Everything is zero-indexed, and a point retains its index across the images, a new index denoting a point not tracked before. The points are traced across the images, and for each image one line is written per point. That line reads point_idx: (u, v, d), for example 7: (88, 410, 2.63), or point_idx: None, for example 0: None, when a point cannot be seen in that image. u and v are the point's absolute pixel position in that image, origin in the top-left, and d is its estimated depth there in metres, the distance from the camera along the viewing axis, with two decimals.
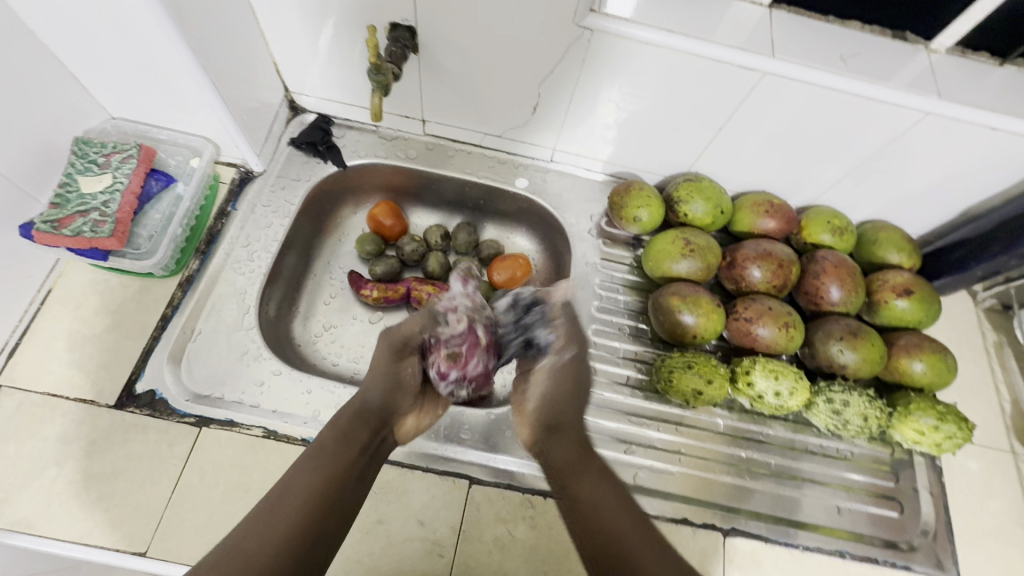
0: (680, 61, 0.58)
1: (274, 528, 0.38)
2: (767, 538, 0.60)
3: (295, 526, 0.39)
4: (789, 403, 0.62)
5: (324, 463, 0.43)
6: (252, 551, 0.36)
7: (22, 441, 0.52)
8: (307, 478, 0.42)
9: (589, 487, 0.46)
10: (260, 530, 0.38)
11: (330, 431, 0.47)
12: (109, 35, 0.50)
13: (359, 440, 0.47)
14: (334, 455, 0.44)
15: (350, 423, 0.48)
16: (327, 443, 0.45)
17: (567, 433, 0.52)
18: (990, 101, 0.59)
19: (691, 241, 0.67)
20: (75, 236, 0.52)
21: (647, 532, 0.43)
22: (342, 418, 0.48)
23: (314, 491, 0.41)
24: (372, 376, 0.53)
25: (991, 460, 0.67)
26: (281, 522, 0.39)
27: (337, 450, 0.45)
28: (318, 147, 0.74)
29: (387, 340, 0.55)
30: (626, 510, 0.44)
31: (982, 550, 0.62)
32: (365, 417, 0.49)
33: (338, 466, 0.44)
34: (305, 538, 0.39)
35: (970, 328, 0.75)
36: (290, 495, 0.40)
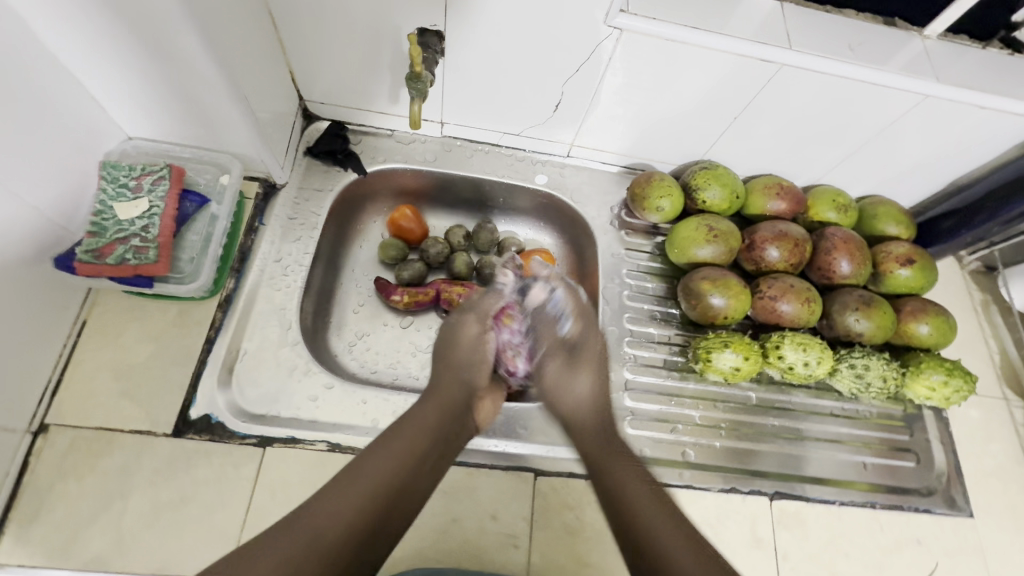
0: (700, 56, 0.61)
1: (328, 523, 0.41)
2: (806, 496, 0.65)
3: (350, 521, 0.42)
4: (816, 372, 0.67)
5: (398, 451, 0.48)
6: (310, 552, 0.40)
7: (84, 476, 0.51)
8: (381, 467, 0.46)
9: (622, 486, 0.50)
10: (315, 526, 0.41)
11: (409, 419, 0.51)
12: (139, 55, 0.49)
13: (432, 428, 0.51)
14: (407, 443, 0.49)
15: (425, 412, 0.52)
16: (406, 428, 0.50)
17: (592, 431, 0.57)
18: (982, 82, 0.63)
19: (714, 226, 0.70)
20: (119, 263, 0.52)
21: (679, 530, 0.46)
22: (419, 406, 0.53)
23: (385, 481, 0.45)
24: (451, 366, 0.59)
25: (988, 408, 0.74)
26: (336, 518, 0.42)
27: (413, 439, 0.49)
28: (337, 156, 0.73)
29: (468, 316, 0.64)
30: (657, 508, 0.48)
31: (988, 488, 0.69)
32: (439, 405, 0.53)
33: (411, 455, 0.48)
34: (362, 531, 0.42)
35: (960, 290, 0.82)
36: (358, 486, 0.44)
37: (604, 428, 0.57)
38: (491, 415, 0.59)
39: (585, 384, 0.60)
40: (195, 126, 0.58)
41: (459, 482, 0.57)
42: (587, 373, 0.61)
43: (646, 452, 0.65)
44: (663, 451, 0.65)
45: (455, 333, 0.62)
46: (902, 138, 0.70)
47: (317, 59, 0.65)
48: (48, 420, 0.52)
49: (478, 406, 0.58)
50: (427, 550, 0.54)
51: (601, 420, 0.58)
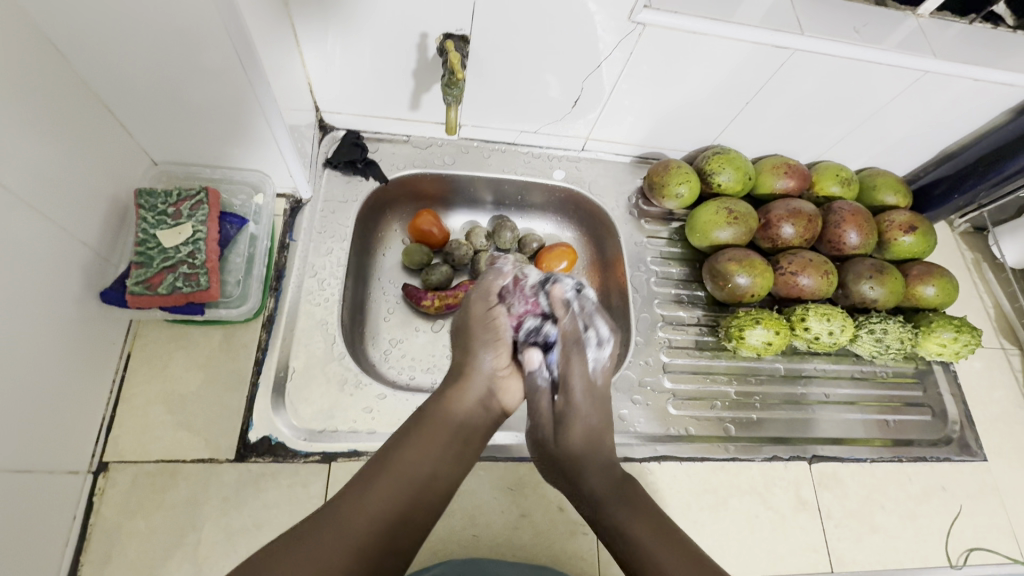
0: (716, 45, 0.62)
1: (353, 522, 0.39)
2: (841, 457, 0.69)
3: (373, 520, 0.39)
4: (840, 340, 0.71)
5: (421, 445, 0.44)
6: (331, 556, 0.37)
7: (152, 513, 0.51)
8: (404, 462, 0.43)
9: (627, 519, 0.45)
10: (340, 524, 0.39)
11: (429, 410, 0.48)
12: (178, 74, 0.49)
13: (453, 419, 0.47)
14: (428, 435, 0.45)
15: (445, 401, 0.49)
16: (426, 419, 0.47)
17: (592, 473, 0.49)
18: (974, 54, 0.67)
19: (733, 209, 0.73)
20: (173, 293, 0.54)
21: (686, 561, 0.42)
22: (438, 395, 0.49)
23: (408, 477, 0.42)
24: (469, 349, 0.53)
25: (989, 358, 0.80)
26: (362, 517, 0.39)
27: (437, 430, 0.46)
28: (357, 164, 0.73)
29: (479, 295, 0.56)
30: (666, 543, 0.43)
31: (998, 432, 0.75)
32: (460, 393, 0.49)
33: (433, 449, 0.44)
34: (384, 533, 0.39)
35: (953, 252, 0.88)
36: (383, 481, 0.41)
37: (605, 473, 0.49)
38: (517, 396, 0.54)
39: (577, 442, 0.50)
40: (224, 143, 0.59)
41: (522, 477, 0.59)
42: (583, 424, 0.51)
43: (690, 430, 0.67)
44: (705, 428, 0.68)
45: (468, 316, 0.55)
46: (898, 113, 0.74)
47: (335, 69, 0.65)
48: (107, 459, 0.52)
49: (504, 389, 0.53)
50: (500, 546, 0.56)
51: (601, 466, 0.49)
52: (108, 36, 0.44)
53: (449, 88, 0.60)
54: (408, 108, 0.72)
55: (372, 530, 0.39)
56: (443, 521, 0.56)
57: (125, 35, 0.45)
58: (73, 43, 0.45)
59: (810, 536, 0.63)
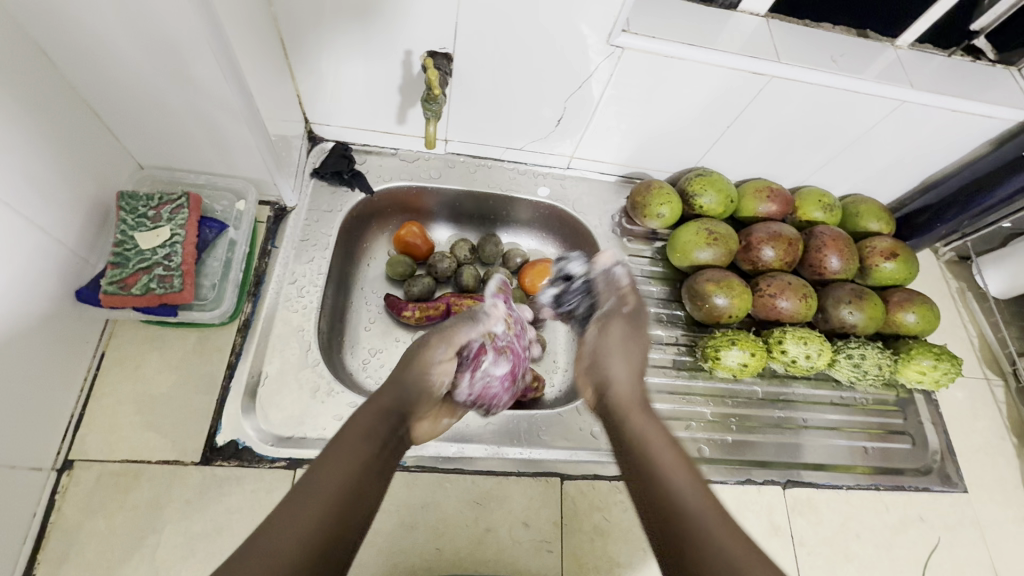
0: (693, 69, 0.64)
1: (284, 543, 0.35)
2: (817, 483, 0.68)
3: (306, 542, 0.35)
4: (817, 364, 0.70)
5: (350, 455, 0.41)
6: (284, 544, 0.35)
7: (113, 513, 0.51)
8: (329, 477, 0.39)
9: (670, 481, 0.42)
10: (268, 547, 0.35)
11: (347, 426, 0.43)
12: (164, 82, 0.51)
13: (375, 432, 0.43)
14: (350, 450, 0.41)
15: (365, 415, 0.45)
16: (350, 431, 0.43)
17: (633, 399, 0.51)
18: (952, 87, 0.68)
19: (713, 230, 0.73)
20: (146, 294, 0.54)
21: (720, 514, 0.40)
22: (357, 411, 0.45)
23: (331, 498, 0.38)
24: (399, 379, 0.49)
25: (972, 388, 0.79)
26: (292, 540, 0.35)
27: (355, 440, 0.42)
28: (344, 175, 0.74)
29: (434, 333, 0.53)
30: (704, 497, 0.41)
31: (980, 463, 0.74)
32: (380, 409, 0.45)
33: (357, 472, 0.40)
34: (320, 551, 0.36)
35: (937, 279, 0.88)
36: (306, 501, 0.37)
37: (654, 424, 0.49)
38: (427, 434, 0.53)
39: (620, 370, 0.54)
40: (209, 150, 0.60)
41: (489, 491, 0.58)
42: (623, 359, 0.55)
43: None
44: None
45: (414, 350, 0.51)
46: (879, 142, 0.75)
47: (324, 83, 0.67)
48: (72, 457, 0.52)
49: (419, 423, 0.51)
50: (462, 560, 0.56)
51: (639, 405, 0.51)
52: (95, 42, 0.46)
53: (428, 102, 0.62)
54: (396, 122, 0.74)
55: (310, 535, 0.36)
56: (406, 533, 0.55)
57: (114, 45, 0.46)
58: (62, 50, 0.46)
59: (782, 563, 0.62)
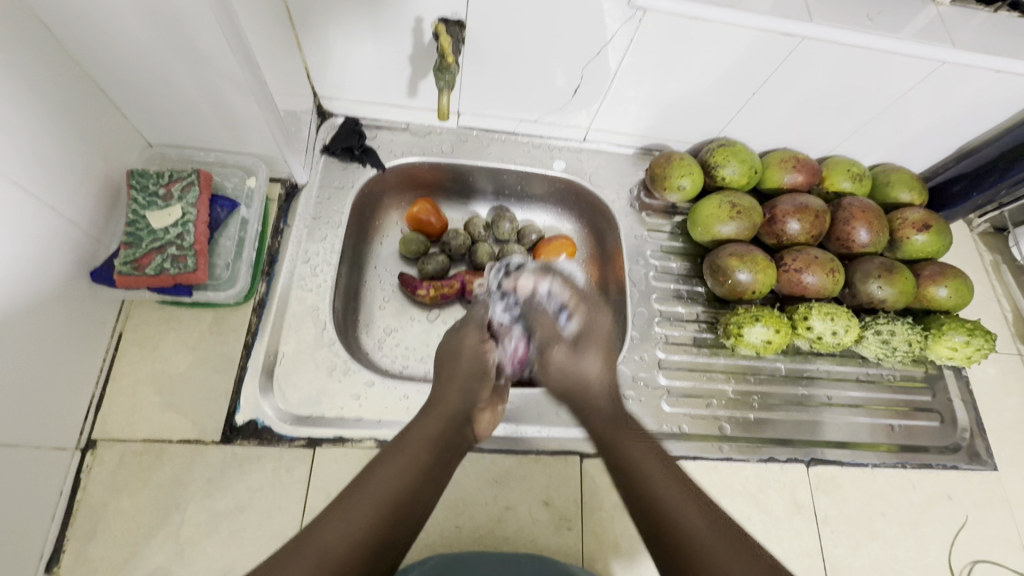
0: (719, 32, 0.60)
1: (337, 544, 0.36)
2: (841, 461, 0.67)
3: (359, 545, 0.36)
4: (844, 340, 0.68)
5: (411, 458, 0.42)
6: (330, 543, 0.36)
7: (137, 492, 0.51)
8: (390, 477, 0.40)
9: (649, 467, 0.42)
10: (320, 544, 0.36)
11: (415, 432, 0.46)
12: (168, 56, 0.49)
13: (441, 435, 0.46)
14: (415, 450, 0.43)
15: (433, 419, 0.47)
16: (413, 436, 0.45)
17: (602, 404, 0.51)
18: (997, 45, 0.64)
19: (737, 203, 0.70)
20: (160, 274, 0.54)
21: (695, 499, 0.39)
22: (424, 414, 0.48)
23: (389, 497, 0.39)
24: (453, 372, 0.53)
25: (1004, 364, 0.77)
26: (343, 543, 0.36)
27: (420, 445, 0.44)
28: (355, 151, 0.72)
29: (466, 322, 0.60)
30: (677, 485, 0.40)
31: (1010, 441, 0.72)
32: (447, 413, 0.48)
33: (418, 474, 0.42)
34: (373, 554, 0.36)
35: (970, 252, 0.84)
36: (366, 499, 0.38)
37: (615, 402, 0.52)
38: (488, 429, 0.56)
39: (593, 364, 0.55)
40: (218, 127, 0.59)
41: (508, 470, 0.58)
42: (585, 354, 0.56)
43: (684, 428, 0.66)
44: (699, 426, 0.66)
45: (455, 345, 0.56)
46: (914, 107, 0.71)
47: (331, 53, 0.64)
48: (95, 437, 0.53)
49: (479, 418, 0.54)
50: (481, 537, 0.56)
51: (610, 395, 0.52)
52: (94, 14, 0.44)
53: (440, 72, 0.60)
54: (406, 95, 0.72)
55: (361, 536, 0.37)
56: None
57: (115, 19, 0.45)
58: (62, 22, 0.45)
59: (805, 541, 0.62)
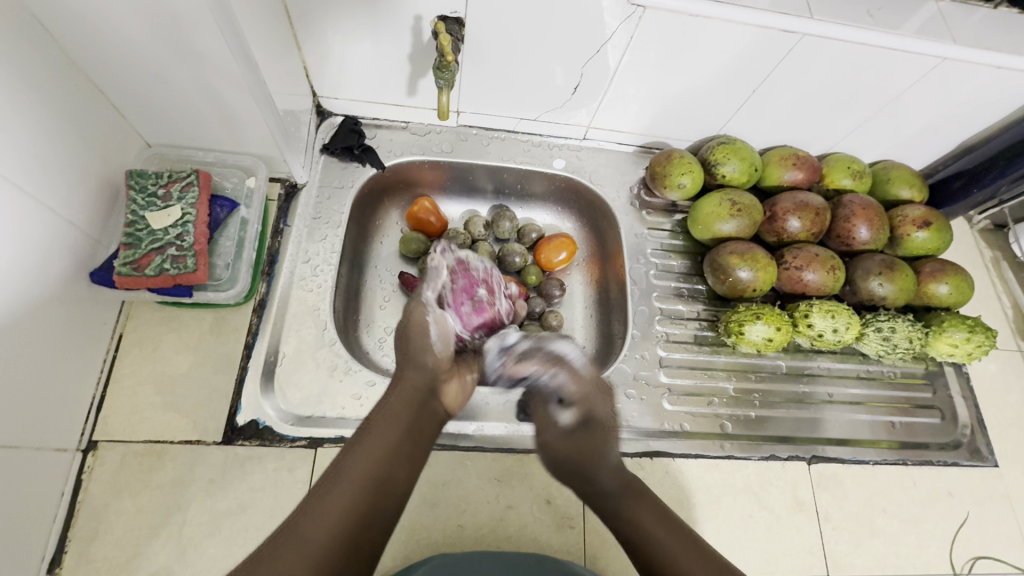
0: (718, 30, 0.60)
1: (317, 532, 0.38)
2: (843, 459, 0.67)
3: (337, 528, 0.38)
4: (845, 337, 0.68)
5: (373, 442, 0.44)
6: (310, 534, 0.37)
7: (138, 492, 0.51)
8: (356, 465, 0.42)
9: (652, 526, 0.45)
10: (301, 536, 0.37)
11: (376, 415, 0.48)
12: (167, 56, 0.49)
13: (403, 416, 0.48)
14: (379, 434, 0.45)
15: (393, 401, 0.49)
16: (375, 421, 0.47)
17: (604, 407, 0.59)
18: (997, 42, 0.64)
19: (737, 200, 0.70)
20: (160, 275, 0.54)
21: (695, 549, 0.43)
22: (385, 399, 0.50)
23: (357, 486, 0.41)
24: (409, 355, 0.55)
25: (1005, 361, 0.77)
26: (324, 530, 0.38)
27: (385, 428, 0.46)
28: (355, 151, 0.72)
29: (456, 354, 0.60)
30: (678, 540, 0.44)
31: (1011, 437, 0.72)
32: (406, 394, 0.50)
33: (381, 457, 0.43)
34: (350, 534, 0.39)
35: (970, 249, 0.84)
36: (335, 490, 0.40)
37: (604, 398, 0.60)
38: (460, 399, 0.56)
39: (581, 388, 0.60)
40: (217, 127, 0.59)
41: (510, 469, 0.58)
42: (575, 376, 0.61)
43: (686, 426, 0.66)
44: (701, 425, 0.66)
45: (404, 327, 0.58)
46: (914, 104, 0.71)
47: (330, 53, 0.64)
48: (96, 437, 0.53)
49: (445, 389, 0.55)
50: (483, 536, 0.56)
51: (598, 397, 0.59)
52: (92, 14, 0.44)
53: (440, 70, 0.60)
54: (405, 94, 0.71)
55: (337, 522, 0.38)
56: (427, 510, 0.55)
57: (114, 20, 0.44)
58: (60, 23, 0.45)
59: (806, 538, 0.62)
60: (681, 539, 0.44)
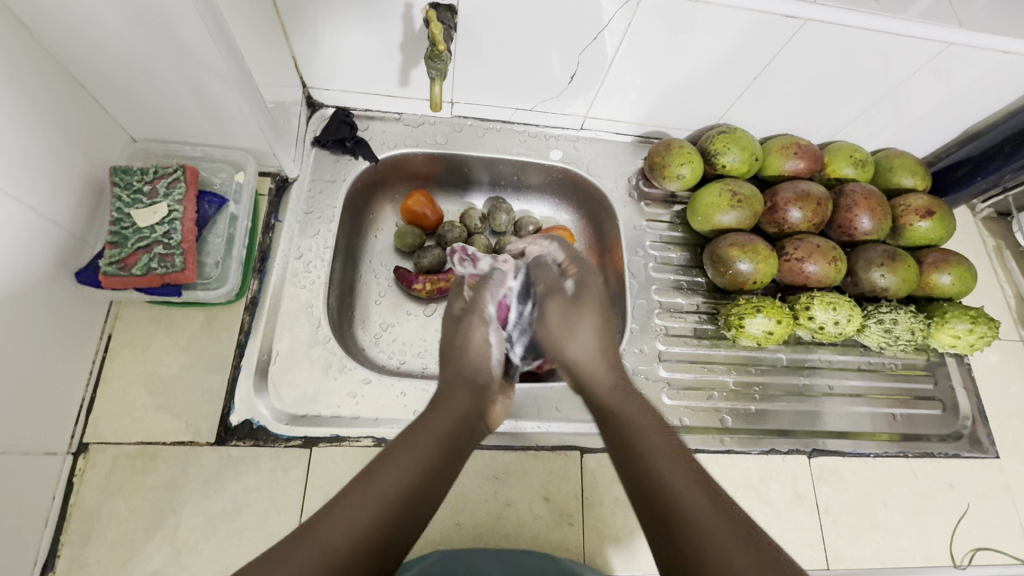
0: (718, 17, 0.59)
1: (342, 535, 0.36)
2: (843, 452, 0.66)
3: (359, 545, 0.36)
4: (846, 330, 0.67)
5: (414, 455, 0.42)
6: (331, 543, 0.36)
7: (131, 495, 0.51)
8: (392, 477, 0.40)
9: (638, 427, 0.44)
10: (321, 538, 0.36)
11: (419, 424, 0.46)
12: (148, 48, 0.47)
13: (449, 432, 0.45)
14: (420, 447, 0.43)
15: (441, 417, 0.47)
16: (418, 432, 0.45)
17: (603, 373, 0.52)
18: (1004, 26, 0.62)
19: (737, 191, 0.69)
20: (147, 274, 0.53)
21: (696, 479, 0.39)
22: (431, 414, 0.47)
23: (391, 494, 0.39)
24: (459, 365, 0.54)
25: (1007, 350, 0.76)
26: (348, 537, 0.36)
27: (422, 439, 0.44)
28: (347, 143, 0.71)
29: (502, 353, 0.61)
30: (683, 477, 0.39)
31: (1012, 427, 0.71)
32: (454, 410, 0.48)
33: (423, 471, 0.42)
34: (373, 552, 0.37)
35: (972, 237, 0.83)
36: (368, 496, 0.38)
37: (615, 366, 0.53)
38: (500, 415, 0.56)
39: (586, 327, 0.55)
40: (204, 120, 0.57)
41: (508, 466, 0.58)
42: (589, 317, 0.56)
43: (685, 420, 0.65)
44: (700, 419, 0.66)
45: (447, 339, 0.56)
46: (918, 90, 0.69)
47: (319, 42, 0.62)
48: (86, 440, 0.52)
49: (491, 407, 0.54)
50: (480, 534, 0.55)
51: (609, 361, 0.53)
52: (72, 6, 0.42)
53: (432, 60, 0.58)
54: (398, 85, 0.70)
55: (365, 531, 0.37)
56: None
57: (92, 11, 0.43)
58: (36, 15, 0.43)
59: (807, 532, 0.61)
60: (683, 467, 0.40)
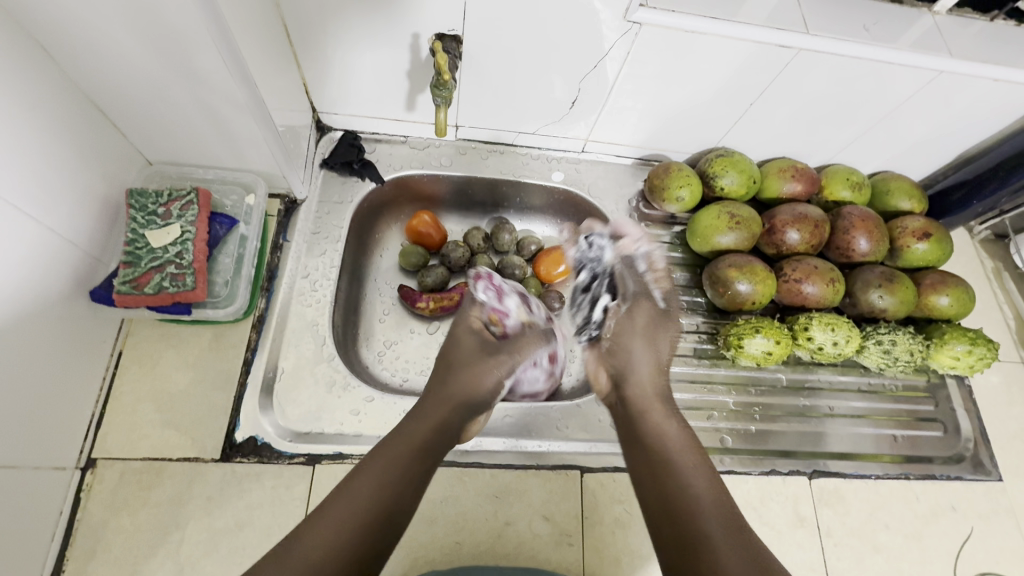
0: (715, 45, 0.61)
1: (328, 546, 0.36)
2: (844, 473, 0.66)
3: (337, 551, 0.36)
4: (845, 351, 0.68)
5: (393, 455, 0.42)
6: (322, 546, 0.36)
7: (136, 510, 0.51)
8: (371, 480, 0.40)
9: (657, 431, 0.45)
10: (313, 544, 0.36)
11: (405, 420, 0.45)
12: (166, 75, 0.49)
13: (431, 438, 0.44)
14: (401, 445, 0.43)
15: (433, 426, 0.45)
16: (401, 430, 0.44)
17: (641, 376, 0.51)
18: (994, 54, 0.63)
19: (735, 213, 0.70)
20: (158, 293, 0.54)
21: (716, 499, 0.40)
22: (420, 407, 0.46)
23: (371, 502, 0.39)
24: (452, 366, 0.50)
25: (1007, 372, 0.76)
26: (333, 542, 0.37)
27: (401, 450, 0.42)
28: (354, 165, 0.73)
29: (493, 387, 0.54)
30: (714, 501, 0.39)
31: (1014, 450, 0.71)
32: (436, 420, 0.45)
33: (404, 473, 0.41)
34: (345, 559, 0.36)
35: (971, 259, 0.84)
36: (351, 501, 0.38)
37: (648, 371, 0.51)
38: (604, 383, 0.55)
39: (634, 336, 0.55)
40: (218, 144, 0.59)
41: (508, 485, 0.58)
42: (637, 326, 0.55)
43: None
44: (700, 439, 0.66)
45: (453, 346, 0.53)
46: (911, 116, 0.71)
47: (328, 69, 0.65)
48: (95, 455, 0.53)
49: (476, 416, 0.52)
50: (480, 554, 0.55)
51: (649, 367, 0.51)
52: (97, 38, 0.44)
53: (438, 88, 0.60)
54: (404, 109, 0.72)
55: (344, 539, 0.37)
56: (426, 527, 0.55)
57: (115, 42, 0.45)
58: (62, 45, 0.45)
59: (808, 555, 0.61)
60: (701, 465, 0.42)
